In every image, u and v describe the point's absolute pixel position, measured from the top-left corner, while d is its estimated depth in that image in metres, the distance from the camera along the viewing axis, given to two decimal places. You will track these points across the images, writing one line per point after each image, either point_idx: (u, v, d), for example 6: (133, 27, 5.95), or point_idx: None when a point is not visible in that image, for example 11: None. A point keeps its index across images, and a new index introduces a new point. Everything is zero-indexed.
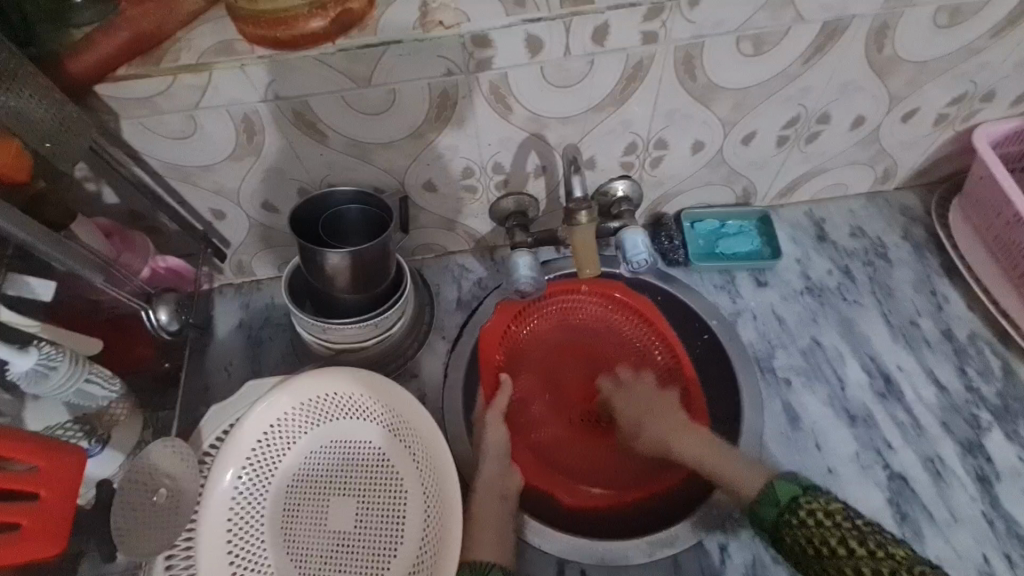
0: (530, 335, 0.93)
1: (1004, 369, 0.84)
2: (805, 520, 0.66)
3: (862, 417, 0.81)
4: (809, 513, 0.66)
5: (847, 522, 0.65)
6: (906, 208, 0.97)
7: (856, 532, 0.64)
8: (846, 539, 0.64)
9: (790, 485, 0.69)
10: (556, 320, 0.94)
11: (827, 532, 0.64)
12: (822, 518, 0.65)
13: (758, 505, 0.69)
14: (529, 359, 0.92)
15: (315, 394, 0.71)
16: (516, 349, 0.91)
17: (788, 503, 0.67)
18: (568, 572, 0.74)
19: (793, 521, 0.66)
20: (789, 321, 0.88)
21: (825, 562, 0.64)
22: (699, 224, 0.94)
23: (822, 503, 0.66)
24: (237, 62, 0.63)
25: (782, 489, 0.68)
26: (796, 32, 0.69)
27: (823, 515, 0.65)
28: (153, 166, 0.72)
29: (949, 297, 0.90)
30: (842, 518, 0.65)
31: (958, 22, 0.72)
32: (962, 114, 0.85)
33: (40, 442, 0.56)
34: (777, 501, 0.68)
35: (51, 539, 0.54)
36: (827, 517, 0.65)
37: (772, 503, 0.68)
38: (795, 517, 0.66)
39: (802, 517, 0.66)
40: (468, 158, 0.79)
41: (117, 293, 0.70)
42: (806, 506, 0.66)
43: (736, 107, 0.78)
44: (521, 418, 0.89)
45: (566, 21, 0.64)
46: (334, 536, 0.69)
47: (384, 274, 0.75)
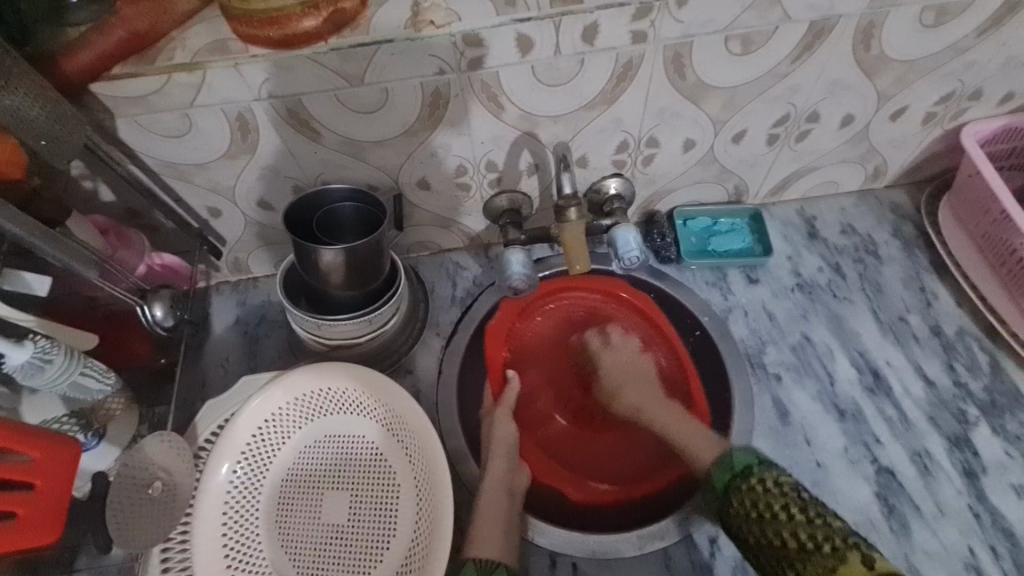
0: (533, 331, 0.92)
1: (991, 364, 0.85)
2: (753, 485, 0.66)
3: (851, 412, 0.82)
4: (759, 480, 0.66)
5: (793, 492, 0.64)
6: (897, 205, 0.98)
7: (798, 499, 0.64)
8: (789, 505, 0.63)
9: (747, 455, 0.70)
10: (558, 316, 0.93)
11: (772, 498, 0.64)
12: (769, 484, 0.65)
13: (714, 469, 0.71)
14: (534, 357, 0.92)
15: (309, 389, 0.72)
16: (518, 346, 0.91)
17: (741, 469, 0.68)
18: (560, 565, 0.74)
19: (743, 486, 0.67)
20: (780, 317, 0.89)
21: (765, 526, 0.63)
22: (691, 222, 0.95)
23: (772, 474, 0.66)
24: (231, 62, 0.63)
25: (737, 458, 0.70)
26: (783, 31, 0.70)
27: (772, 483, 0.65)
28: (149, 164, 0.73)
29: (938, 293, 0.90)
30: (790, 488, 0.65)
31: (944, 21, 0.73)
32: (950, 113, 0.86)
33: (37, 434, 0.57)
34: (732, 466, 0.70)
35: (47, 528, 0.56)
36: (775, 485, 0.65)
37: (727, 466, 0.70)
38: (743, 481, 0.67)
39: (751, 483, 0.67)
40: (461, 157, 0.79)
41: (112, 289, 0.72)
42: (757, 474, 0.67)
43: (726, 105, 0.79)
44: (528, 415, 0.89)
45: (556, 21, 0.65)
46: (329, 529, 0.70)
47: (378, 271, 0.76)
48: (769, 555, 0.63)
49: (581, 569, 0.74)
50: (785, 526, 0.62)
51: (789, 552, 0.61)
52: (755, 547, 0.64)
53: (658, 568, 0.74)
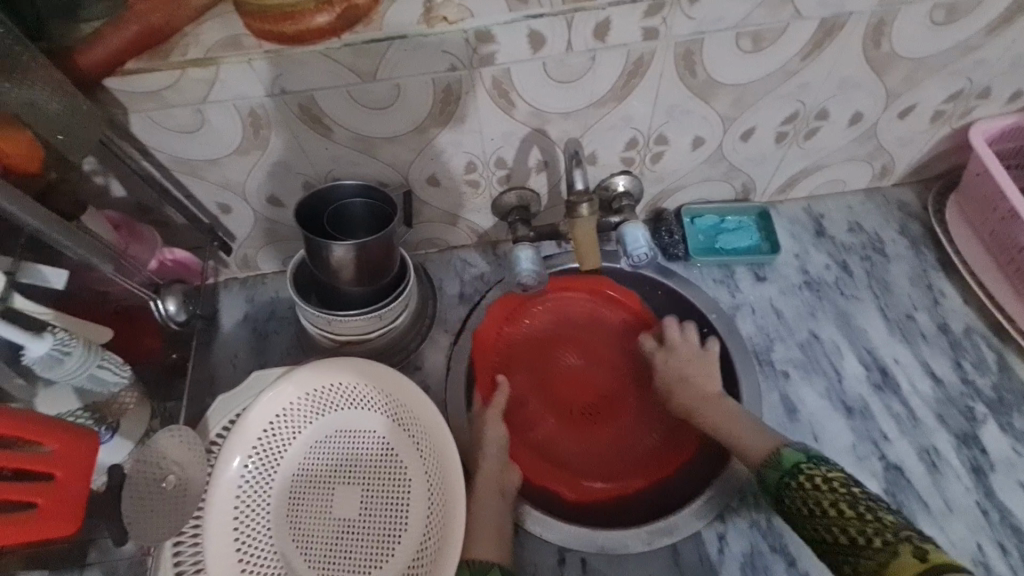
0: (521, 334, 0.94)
1: (998, 362, 0.85)
2: (803, 483, 0.66)
3: (859, 409, 0.82)
4: (808, 478, 0.66)
5: (843, 489, 0.64)
6: (904, 204, 0.98)
7: (848, 495, 0.63)
8: (838, 502, 0.63)
9: (797, 453, 0.69)
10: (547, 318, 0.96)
11: (823, 495, 0.64)
12: (818, 482, 0.65)
13: (764, 467, 0.70)
14: (523, 357, 0.94)
15: (320, 384, 0.72)
16: (506, 347, 0.93)
17: (789, 468, 0.68)
18: (569, 561, 0.75)
19: (793, 484, 0.66)
20: (787, 314, 0.90)
21: (810, 523, 0.64)
22: (699, 219, 0.95)
23: (822, 471, 0.66)
24: (245, 57, 0.64)
25: (787, 455, 0.69)
26: (794, 28, 0.70)
27: (822, 480, 0.65)
28: (160, 159, 0.73)
29: (945, 291, 0.91)
30: (841, 484, 0.64)
31: (954, 19, 0.73)
32: (958, 111, 0.86)
33: (56, 425, 0.57)
34: (780, 463, 0.69)
35: (69, 518, 0.56)
36: (825, 482, 0.64)
37: (777, 465, 0.69)
38: (792, 480, 0.67)
39: (801, 481, 0.66)
40: (471, 153, 0.80)
41: (127, 283, 0.72)
42: (807, 472, 0.66)
43: (736, 103, 0.79)
44: (517, 416, 0.90)
45: (568, 17, 0.65)
46: (339, 524, 0.70)
47: (388, 266, 0.76)
48: (821, 546, 0.63)
49: (590, 565, 0.74)
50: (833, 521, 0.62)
51: (839, 546, 0.62)
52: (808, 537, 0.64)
53: (667, 563, 0.74)
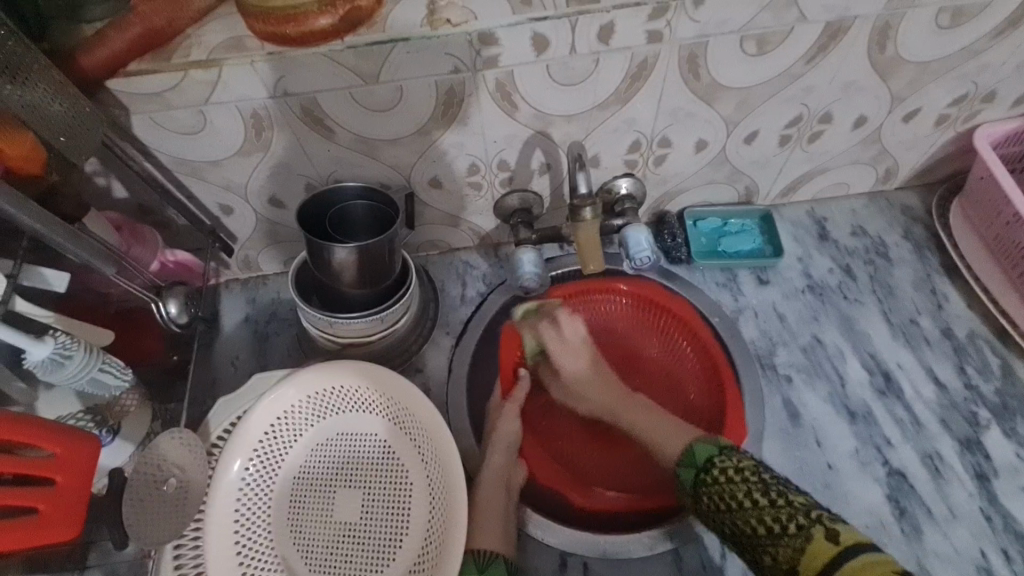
0: None
1: (1002, 367, 0.84)
2: (717, 478, 0.64)
3: (861, 413, 0.82)
4: (722, 471, 0.64)
5: (754, 476, 0.63)
6: (908, 208, 0.98)
7: (760, 483, 0.62)
8: (751, 492, 0.62)
9: (708, 446, 0.68)
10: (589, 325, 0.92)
11: (735, 487, 0.62)
12: (732, 474, 0.64)
13: (679, 467, 0.69)
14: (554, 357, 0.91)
15: (321, 386, 0.72)
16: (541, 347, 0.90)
17: (703, 463, 0.66)
18: (571, 565, 0.74)
19: (707, 480, 0.65)
20: (790, 318, 0.89)
21: (728, 516, 0.62)
22: (701, 223, 0.95)
23: (733, 461, 0.65)
24: (247, 59, 0.63)
25: (699, 451, 0.68)
26: (799, 32, 0.70)
27: (734, 472, 0.64)
28: (162, 161, 0.73)
29: (949, 296, 0.90)
30: (751, 473, 0.63)
31: (960, 23, 0.73)
32: (964, 115, 0.86)
33: (57, 429, 0.57)
34: (695, 460, 0.67)
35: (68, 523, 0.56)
36: (737, 473, 0.63)
37: (692, 462, 0.68)
38: (707, 475, 0.65)
39: (714, 476, 0.65)
40: (473, 156, 0.79)
41: (128, 285, 0.71)
42: (719, 466, 0.65)
43: (740, 106, 0.79)
44: (541, 418, 0.88)
45: (572, 20, 0.65)
46: (341, 527, 0.70)
47: (390, 269, 0.76)
48: (742, 539, 0.62)
49: (592, 569, 0.74)
50: (751, 512, 0.61)
51: (759, 536, 0.60)
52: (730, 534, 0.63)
53: (669, 568, 0.74)
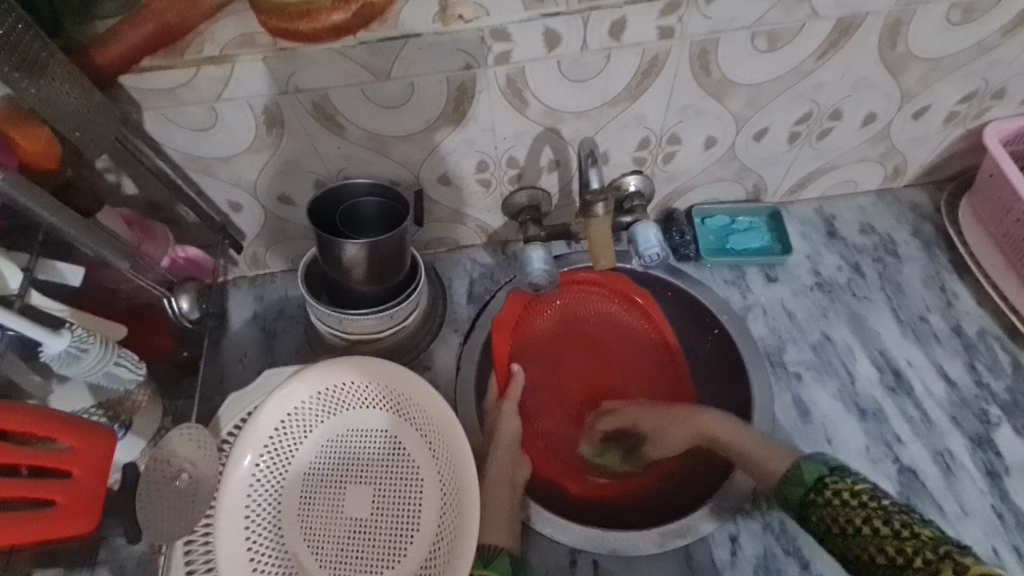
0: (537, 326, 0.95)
1: (1013, 364, 0.84)
2: (830, 500, 0.65)
3: (872, 411, 0.82)
4: (834, 493, 0.65)
5: (873, 502, 0.62)
6: (916, 205, 0.98)
7: (879, 510, 0.62)
8: (870, 517, 0.61)
9: (817, 465, 0.68)
10: (563, 316, 0.97)
11: (849, 512, 0.63)
12: (846, 497, 0.64)
13: (784, 485, 0.69)
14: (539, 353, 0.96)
15: (332, 383, 0.71)
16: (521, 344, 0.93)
17: (813, 483, 0.67)
18: (581, 563, 0.74)
19: (818, 501, 0.66)
20: (799, 316, 0.89)
21: (834, 539, 0.64)
22: (709, 220, 0.95)
23: (847, 483, 0.65)
24: (260, 55, 0.64)
25: (808, 469, 0.68)
26: (810, 28, 0.70)
27: (848, 495, 0.64)
28: (173, 157, 0.73)
29: (958, 293, 0.90)
30: (869, 498, 0.63)
31: (971, 19, 0.73)
32: (973, 111, 0.86)
33: (74, 423, 0.56)
34: (802, 479, 0.68)
35: (86, 515, 0.56)
36: (853, 496, 0.63)
37: (799, 481, 0.68)
38: (818, 496, 0.66)
39: (827, 497, 0.65)
40: (482, 152, 0.79)
41: (142, 280, 0.72)
42: (831, 487, 0.65)
43: (750, 102, 0.78)
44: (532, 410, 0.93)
45: (584, 15, 0.65)
46: (351, 523, 0.70)
47: (399, 266, 0.76)
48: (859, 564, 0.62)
49: (602, 567, 0.74)
50: (867, 539, 0.61)
51: (878, 567, 0.60)
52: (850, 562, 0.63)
53: (679, 565, 0.74)
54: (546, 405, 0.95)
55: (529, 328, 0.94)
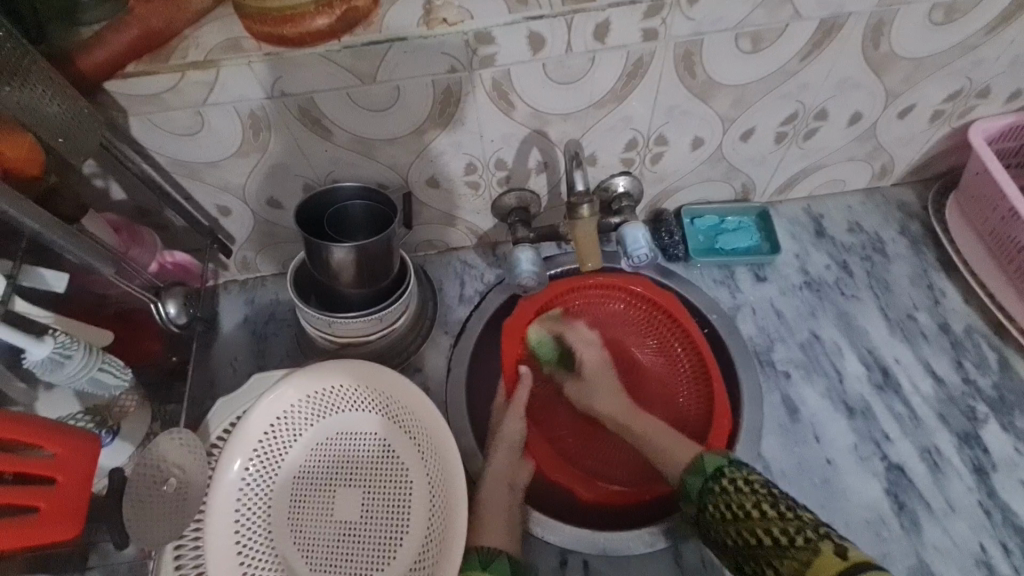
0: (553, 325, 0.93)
1: (1000, 362, 0.85)
2: (726, 487, 0.69)
3: (860, 409, 0.82)
4: (731, 481, 0.69)
5: (763, 489, 0.67)
6: (903, 204, 0.98)
7: (769, 496, 0.66)
8: (760, 504, 0.66)
9: (717, 457, 0.72)
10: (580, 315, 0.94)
11: (744, 498, 0.67)
12: (740, 484, 0.68)
13: (687, 475, 0.73)
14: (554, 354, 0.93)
15: (320, 386, 0.72)
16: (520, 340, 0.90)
17: (713, 473, 0.71)
18: (572, 563, 0.75)
19: (716, 489, 0.70)
20: (788, 314, 0.90)
21: (731, 526, 0.66)
22: (698, 220, 0.95)
23: (743, 474, 0.69)
24: (244, 59, 0.64)
25: (709, 461, 0.72)
26: (793, 29, 0.71)
27: (743, 483, 0.68)
28: (160, 162, 0.73)
29: (946, 291, 0.91)
30: (759, 486, 0.67)
31: (953, 19, 0.74)
32: (959, 110, 0.86)
33: (58, 429, 0.57)
34: (703, 470, 0.72)
35: (68, 522, 0.56)
36: (745, 485, 0.68)
37: (699, 471, 0.72)
38: (715, 485, 0.70)
39: (724, 485, 0.69)
40: (470, 154, 0.80)
41: (127, 285, 0.71)
42: (728, 475, 0.70)
43: (735, 102, 0.79)
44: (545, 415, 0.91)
45: (568, 19, 0.65)
46: (341, 526, 0.70)
47: (388, 268, 0.76)
48: (745, 550, 0.66)
49: (593, 567, 0.74)
50: (759, 524, 0.65)
51: (764, 549, 0.64)
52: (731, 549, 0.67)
53: (668, 564, 0.74)
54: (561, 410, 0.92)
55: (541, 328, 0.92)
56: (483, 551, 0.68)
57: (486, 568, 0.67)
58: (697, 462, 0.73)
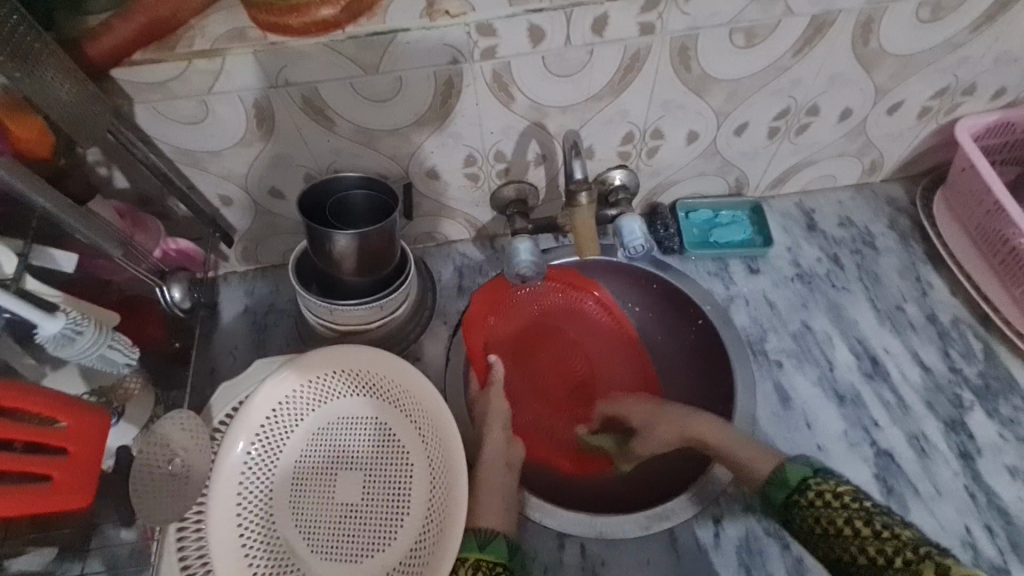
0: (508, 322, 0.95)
1: (985, 351, 0.87)
2: (813, 501, 0.67)
3: (850, 397, 0.84)
4: (817, 495, 0.67)
5: (856, 506, 0.64)
6: (892, 199, 1.01)
7: (863, 512, 0.64)
8: (852, 519, 0.63)
9: (801, 468, 0.70)
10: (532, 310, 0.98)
11: (835, 513, 0.64)
12: (829, 498, 0.66)
13: (768, 486, 0.71)
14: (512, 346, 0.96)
15: (323, 370, 0.73)
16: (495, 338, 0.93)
17: (797, 484, 0.69)
18: (569, 546, 0.76)
19: (803, 502, 0.67)
20: (780, 306, 0.92)
21: (829, 543, 0.64)
22: (693, 214, 0.97)
23: (830, 485, 0.67)
24: (250, 48, 0.65)
25: (792, 472, 0.70)
26: (786, 25, 0.73)
27: (832, 496, 0.66)
28: (164, 151, 0.74)
29: (933, 283, 0.93)
30: (851, 500, 0.65)
31: (940, 17, 0.76)
32: (945, 107, 0.89)
33: (67, 401, 0.58)
34: (786, 480, 0.70)
35: (82, 489, 0.57)
36: (835, 498, 0.65)
37: (781, 483, 0.70)
38: (802, 497, 0.68)
39: (811, 498, 0.67)
40: (471, 147, 0.81)
41: (135, 269, 0.73)
42: (815, 488, 0.67)
43: (729, 97, 0.81)
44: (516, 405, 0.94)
45: (567, 12, 0.67)
46: (343, 507, 0.71)
47: (389, 257, 0.77)
48: (840, 566, 0.64)
49: (589, 550, 0.76)
50: (851, 541, 0.63)
51: (860, 567, 0.62)
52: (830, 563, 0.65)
53: (663, 547, 0.76)
54: (531, 400, 0.96)
55: (500, 325, 0.94)
56: (481, 530, 0.67)
57: (484, 547, 0.66)
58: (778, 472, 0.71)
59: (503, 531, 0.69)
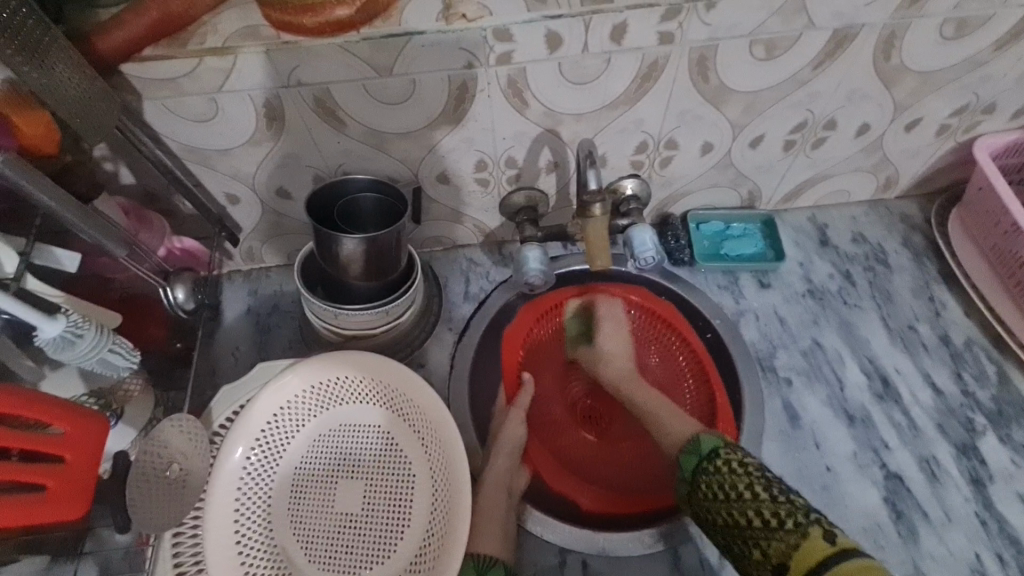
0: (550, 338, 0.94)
1: (999, 375, 0.85)
2: (719, 467, 0.68)
3: (860, 417, 0.83)
4: (724, 462, 0.68)
5: (757, 472, 0.66)
6: (906, 216, 0.99)
7: (761, 478, 0.65)
8: (752, 485, 0.64)
9: (713, 438, 0.71)
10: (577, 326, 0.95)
11: (737, 479, 0.65)
12: (735, 466, 0.67)
13: (682, 454, 0.72)
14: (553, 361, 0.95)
15: (326, 377, 0.71)
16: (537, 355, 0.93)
17: (708, 452, 0.70)
18: (570, 562, 0.74)
19: (710, 468, 0.69)
20: (790, 322, 0.90)
21: (724, 506, 0.65)
22: (704, 226, 0.96)
23: (738, 455, 0.68)
24: (262, 47, 0.64)
25: (705, 441, 0.71)
26: (807, 38, 0.71)
27: (737, 464, 0.67)
28: (172, 147, 0.73)
29: (946, 303, 0.91)
30: (754, 468, 0.66)
31: (964, 34, 0.75)
32: (964, 125, 0.88)
33: (65, 407, 0.57)
34: (699, 449, 0.71)
35: (76, 501, 0.56)
36: (740, 465, 0.67)
37: (694, 451, 0.71)
38: (711, 463, 0.69)
39: (717, 465, 0.68)
40: (482, 152, 0.80)
41: (138, 269, 0.71)
42: (723, 456, 0.69)
43: (746, 109, 0.80)
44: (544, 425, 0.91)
45: (586, 19, 0.66)
46: (342, 518, 0.70)
47: (396, 262, 0.76)
48: (732, 529, 0.64)
49: (591, 567, 0.74)
50: (748, 504, 0.63)
51: (752, 530, 0.63)
52: (721, 528, 0.65)
53: (667, 567, 0.74)
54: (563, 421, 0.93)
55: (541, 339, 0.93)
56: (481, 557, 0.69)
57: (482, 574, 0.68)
58: (694, 441, 0.72)
59: (502, 558, 0.70)
